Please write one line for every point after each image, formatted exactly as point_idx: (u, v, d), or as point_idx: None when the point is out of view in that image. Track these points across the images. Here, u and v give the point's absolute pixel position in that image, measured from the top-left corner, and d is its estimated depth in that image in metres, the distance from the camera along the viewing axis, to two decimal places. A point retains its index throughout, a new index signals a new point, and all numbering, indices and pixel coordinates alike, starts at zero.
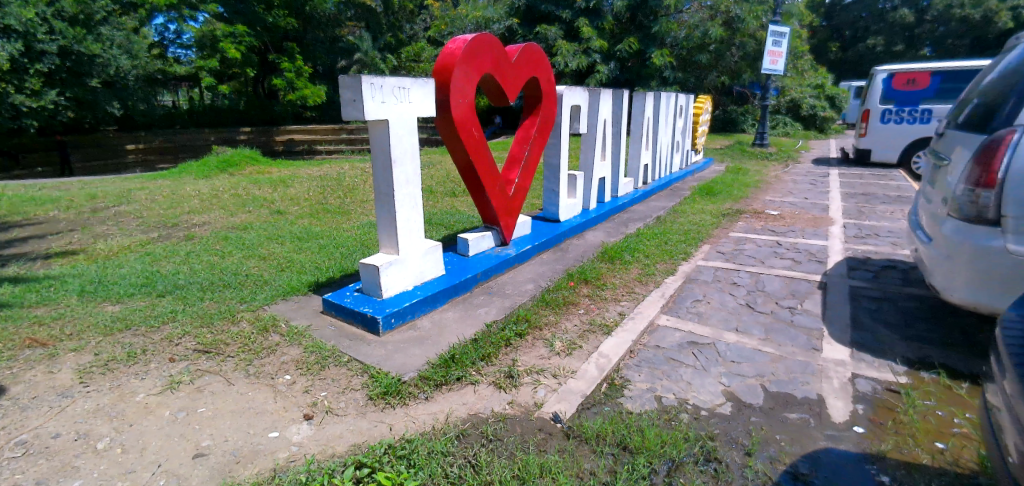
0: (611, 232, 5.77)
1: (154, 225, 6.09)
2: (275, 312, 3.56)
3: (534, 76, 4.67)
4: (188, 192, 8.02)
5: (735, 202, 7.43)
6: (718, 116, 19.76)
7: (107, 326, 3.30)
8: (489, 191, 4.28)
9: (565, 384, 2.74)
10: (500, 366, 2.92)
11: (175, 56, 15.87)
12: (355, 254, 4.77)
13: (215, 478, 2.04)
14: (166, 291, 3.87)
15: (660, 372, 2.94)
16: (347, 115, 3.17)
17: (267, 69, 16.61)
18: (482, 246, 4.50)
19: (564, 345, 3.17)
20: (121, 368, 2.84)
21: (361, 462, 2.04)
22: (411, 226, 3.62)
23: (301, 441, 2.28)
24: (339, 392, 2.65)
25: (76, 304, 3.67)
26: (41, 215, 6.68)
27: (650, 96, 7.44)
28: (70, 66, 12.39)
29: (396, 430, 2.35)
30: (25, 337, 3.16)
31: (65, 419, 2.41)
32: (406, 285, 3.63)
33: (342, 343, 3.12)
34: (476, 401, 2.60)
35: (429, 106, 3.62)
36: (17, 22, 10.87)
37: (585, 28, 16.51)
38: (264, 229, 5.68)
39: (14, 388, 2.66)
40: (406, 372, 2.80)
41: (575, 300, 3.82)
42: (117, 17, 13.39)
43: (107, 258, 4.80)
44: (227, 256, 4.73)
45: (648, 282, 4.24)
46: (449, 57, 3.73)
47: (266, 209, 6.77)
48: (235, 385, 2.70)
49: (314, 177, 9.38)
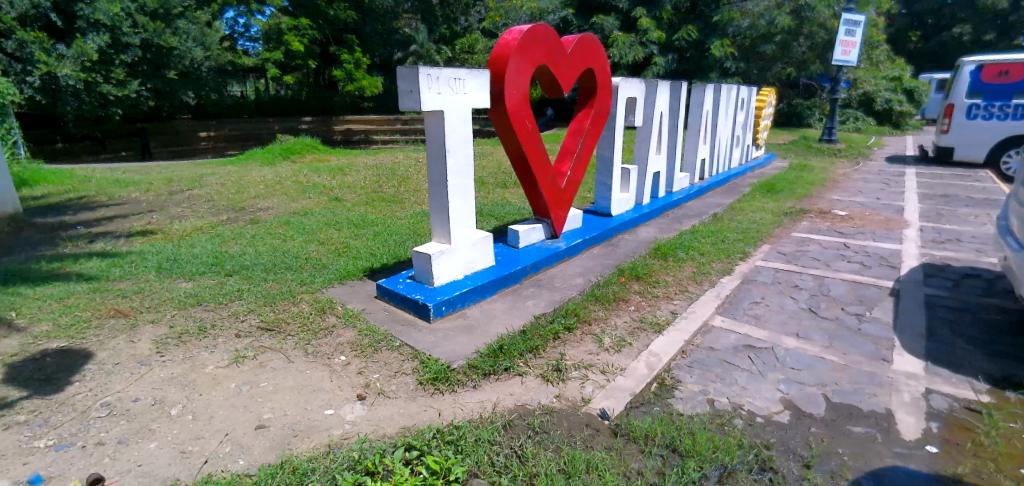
0: (664, 228, 5.63)
1: (223, 208, 6.45)
2: (332, 295, 3.69)
3: (588, 67, 4.59)
4: (254, 178, 8.44)
5: (799, 200, 7.07)
6: (782, 110, 18.81)
7: (181, 301, 3.54)
8: (540, 183, 4.25)
9: (613, 381, 2.70)
10: (548, 359, 2.91)
11: (243, 48, 16.62)
12: (408, 242, 4.87)
13: (274, 449, 2.15)
14: (233, 271, 4.09)
15: (713, 374, 2.85)
16: (403, 106, 3.23)
17: (327, 60, 17.17)
18: (532, 238, 4.50)
19: (614, 341, 3.12)
20: (193, 340, 3.04)
21: (411, 444, 2.10)
22: (462, 216, 3.64)
23: (354, 420, 2.36)
24: (391, 375, 2.72)
25: (154, 279, 3.96)
26: (124, 197, 7.24)
27: (710, 89, 7.15)
28: (151, 58, 13.26)
29: (444, 416, 2.39)
30: (110, 307, 3.45)
31: (144, 384, 2.62)
32: (456, 274, 3.67)
33: (394, 328, 3.21)
34: (523, 392, 2.60)
35: (483, 97, 3.61)
36: (105, 17, 11.62)
37: (642, 18, 16.10)
38: (323, 215, 5.90)
39: (100, 353, 2.91)
40: (455, 359, 2.84)
41: (626, 296, 3.75)
42: (192, 12, 14.12)
43: (182, 238, 5.13)
44: (288, 240, 4.94)
45: (703, 281, 4.10)
46: (503, 48, 3.71)
47: (324, 196, 7.02)
48: (295, 363, 2.83)
49: (370, 166, 9.64)
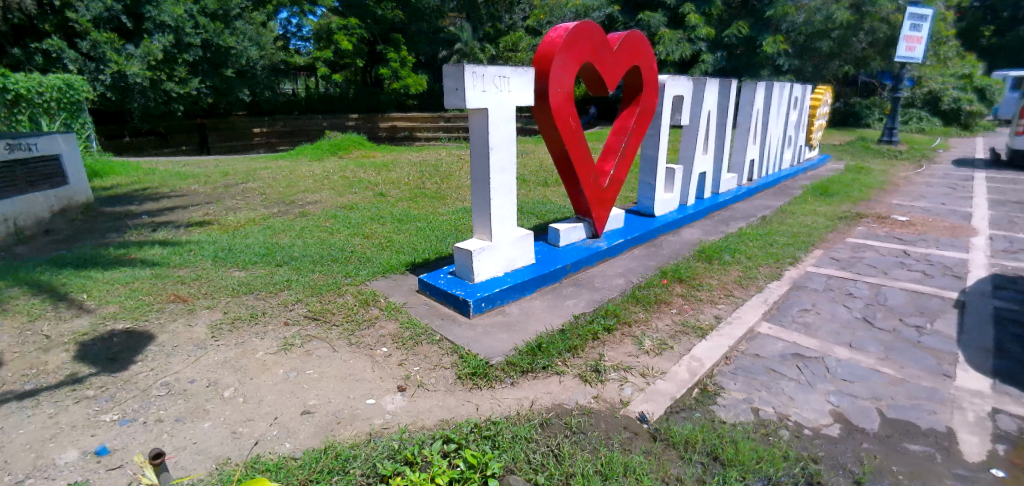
0: (709, 230, 5.47)
1: (275, 201, 6.71)
2: (375, 288, 3.78)
3: (634, 65, 4.50)
4: (303, 172, 8.75)
5: (854, 204, 6.73)
6: (838, 109, 17.95)
7: (235, 288, 3.71)
8: (582, 181, 4.20)
9: (653, 384, 2.65)
10: (586, 359, 2.88)
11: (295, 47, 17.20)
12: (449, 238, 4.94)
13: (319, 434, 2.23)
14: (282, 261, 4.26)
15: (759, 383, 2.76)
16: (448, 103, 3.27)
17: (374, 58, 17.59)
18: (573, 237, 4.47)
19: (654, 344, 3.07)
20: (245, 326, 3.19)
21: (449, 437, 2.13)
22: (504, 213, 3.65)
23: (394, 410, 2.42)
24: (430, 368, 2.77)
25: (211, 267, 4.17)
26: (184, 189, 7.65)
27: (761, 87, 6.89)
28: (210, 57, 13.92)
29: (482, 411, 2.42)
30: (171, 292, 3.65)
31: (200, 367, 2.76)
32: (496, 271, 3.69)
33: (435, 322, 3.26)
34: (561, 391, 2.59)
35: (527, 95, 3.61)
36: (170, 18, 12.41)
37: (690, 14, 15.68)
38: (368, 210, 6.05)
39: (161, 335, 3.09)
40: (494, 355, 2.86)
41: (668, 299, 3.68)
42: (249, 12, 14.62)
43: (236, 229, 5.37)
44: (335, 233, 5.10)
45: (750, 286, 3.97)
46: (549, 45, 3.69)
47: (369, 191, 7.20)
48: (339, 352, 2.92)
49: (414, 163, 9.82)
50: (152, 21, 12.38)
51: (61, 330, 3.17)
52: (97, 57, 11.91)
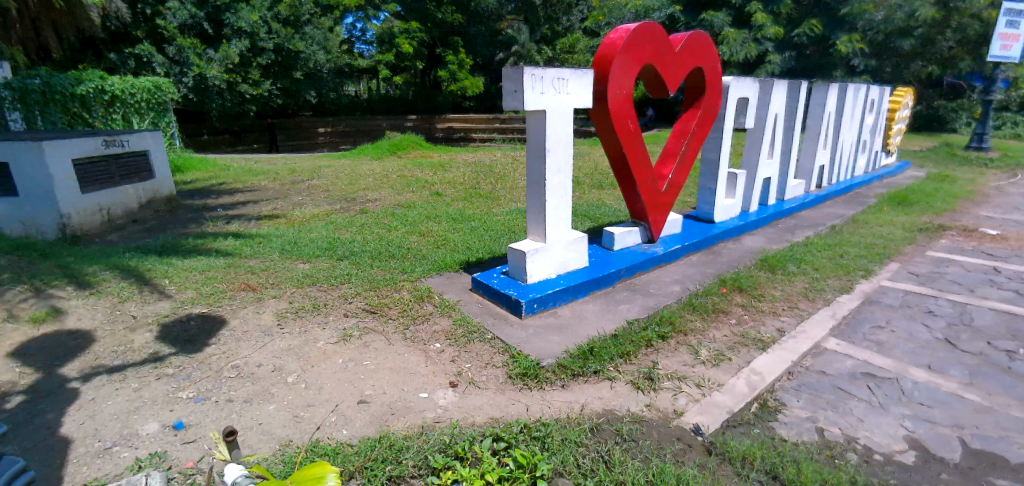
0: (773, 238, 5.23)
1: (337, 198, 7.01)
2: (430, 284, 3.87)
3: (697, 66, 4.37)
4: (364, 171, 9.07)
5: (937, 215, 6.24)
6: (920, 112, 16.69)
7: (299, 280, 3.90)
8: (639, 185, 4.12)
9: (709, 396, 2.57)
10: (639, 366, 2.83)
11: (360, 50, 17.85)
12: (503, 238, 4.97)
13: (373, 424, 2.31)
14: (343, 256, 4.43)
15: (824, 401, 2.60)
16: (507, 105, 3.29)
17: (434, 61, 17.98)
18: (628, 241, 4.40)
19: (711, 354, 2.96)
20: (308, 316, 3.35)
21: (499, 435, 2.15)
22: (558, 215, 3.64)
23: (446, 405, 2.47)
24: (482, 366, 2.80)
25: (278, 259, 4.40)
26: (255, 184, 8.13)
27: (834, 88, 6.51)
28: (281, 61, 14.68)
29: (532, 411, 2.42)
30: (242, 281, 3.89)
31: (266, 352, 2.92)
32: (549, 273, 3.69)
33: (487, 321, 3.29)
34: (612, 397, 2.55)
35: (585, 97, 3.58)
36: (246, 24, 13.17)
37: (757, 13, 15.03)
38: (425, 208, 6.20)
39: (233, 320, 3.30)
40: (545, 357, 2.86)
41: (727, 308, 3.54)
42: (318, 18, 15.23)
43: (301, 223, 5.64)
44: (392, 230, 5.25)
45: (816, 299, 3.75)
46: (609, 47, 3.65)
47: (426, 191, 7.36)
48: (395, 346, 3.00)
49: (470, 163, 9.97)
50: (230, 27, 13.22)
51: (145, 311, 3.45)
52: (182, 61, 12.88)
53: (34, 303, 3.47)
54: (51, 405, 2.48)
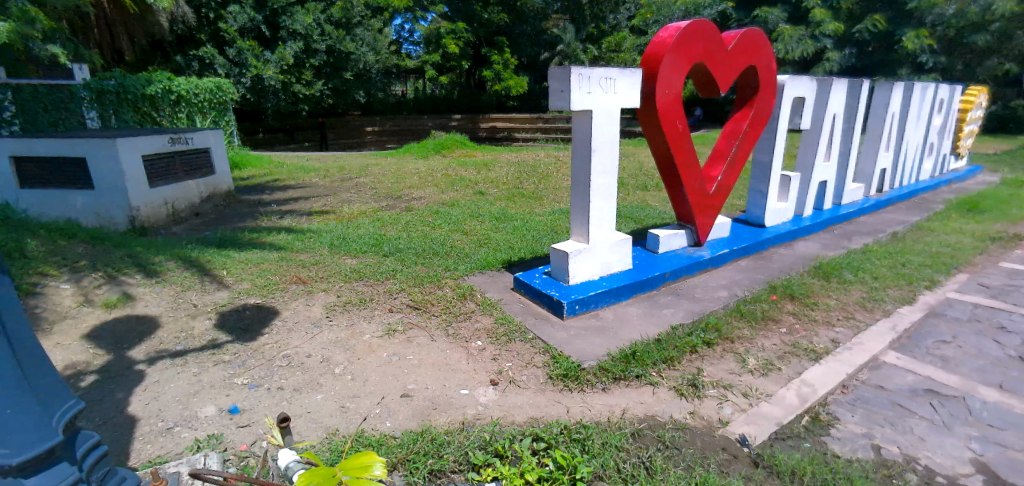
0: (828, 244, 5.00)
1: (384, 195, 7.18)
2: (473, 283, 3.91)
3: (750, 65, 4.23)
4: (410, 170, 9.25)
5: (1012, 223, 5.80)
6: (995, 112, 15.53)
7: (347, 274, 4.03)
8: (687, 186, 4.02)
9: (756, 406, 2.48)
10: (683, 373, 2.76)
11: (407, 51, 18.21)
12: (545, 238, 4.97)
13: (416, 418, 2.36)
14: (389, 252, 4.55)
15: (881, 417, 2.47)
16: (553, 105, 3.29)
17: (479, 61, 18.13)
18: (674, 244, 4.31)
19: (759, 363, 2.86)
20: (355, 309, 3.46)
21: (539, 436, 2.15)
22: (602, 216, 3.60)
23: (486, 402, 2.49)
24: (522, 366, 2.81)
25: (327, 254, 4.56)
26: (307, 181, 8.45)
27: (899, 87, 6.15)
28: (333, 62, 15.15)
29: (572, 413, 2.41)
30: (293, 274, 4.05)
31: (316, 343, 3.03)
32: (591, 274, 3.66)
33: (528, 321, 3.30)
34: (654, 403, 2.51)
35: (633, 97, 3.53)
36: (302, 27, 13.76)
37: (815, 8, 14.38)
38: (468, 207, 6.27)
39: (285, 312, 3.44)
40: (586, 359, 2.84)
41: (777, 316, 3.41)
42: (368, 20, 15.50)
43: (349, 220, 5.82)
44: (436, 228, 5.34)
45: (874, 309, 3.56)
46: (659, 46, 3.58)
47: (469, 189, 7.44)
48: (437, 342, 3.06)
49: (513, 163, 10.00)
50: (286, 30, 13.78)
51: (205, 300, 3.65)
52: (241, 63, 13.55)
53: (106, 289, 3.72)
54: (120, 385, 2.66)
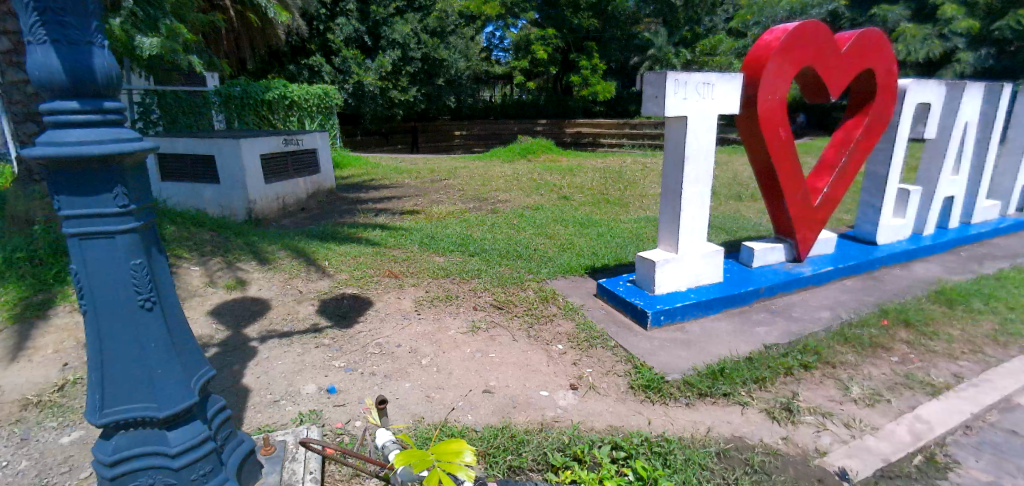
0: (953, 267, 4.47)
1: (471, 197, 7.41)
2: (555, 287, 3.94)
3: (867, 68, 3.90)
4: (497, 173, 9.46)
5: None
6: None
7: (436, 271, 4.21)
8: (788, 197, 3.78)
9: (860, 439, 2.28)
10: (776, 395, 2.60)
11: (497, 57, 18.67)
12: (629, 246, 4.88)
13: (497, 414, 2.43)
14: (474, 252, 4.69)
15: (1014, 467, 2.19)
16: (646, 111, 3.24)
17: (567, 66, 18.15)
18: (770, 259, 4.07)
19: (864, 392, 2.63)
20: (442, 305, 3.61)
21: (619, 445, 2.13)
22: (693, 226, 3.48)
23: (566, 406, 2.50)
24: (603, 373, 2.79)
25: (418, 251, 4.79)
26: (401, 182, 8.92)
27: None
28: (427, 69, 15.87)
29: (653, 425, 2.36)
30: (387, 269, 4.31)
31: (405, 335, 3.21)
32: (679, 285, 3.55)
33: (611, 328, 3.27)
34: (743, 424, 2.39)
35: (732, 103, 3.39)
36: (400, 36, 14.56)
37: (945, 4, 12.91)
38: (553, 211, 6.32)
39: (378, 303, 3.68)
40: (670, 371, 2.76)
41: (889, 344, 3.11)
42: (462, 29, 16.22)
43: (438, 220, 6.07)
44: (521, 231, 5.43)
45: (1010, 345, 3.14)
46: (763, 49, 3.41)
47: (554, 194, 7.49)
48: (519, 342, 3.11)
49: (598, 168, 9.91)
50: (386, 39, 14.67)
51: (310, 288, 3.98)
52: (345, 71, 14.60)
53: (227, 273, 4.18)
54: (237, 358, 2.98)
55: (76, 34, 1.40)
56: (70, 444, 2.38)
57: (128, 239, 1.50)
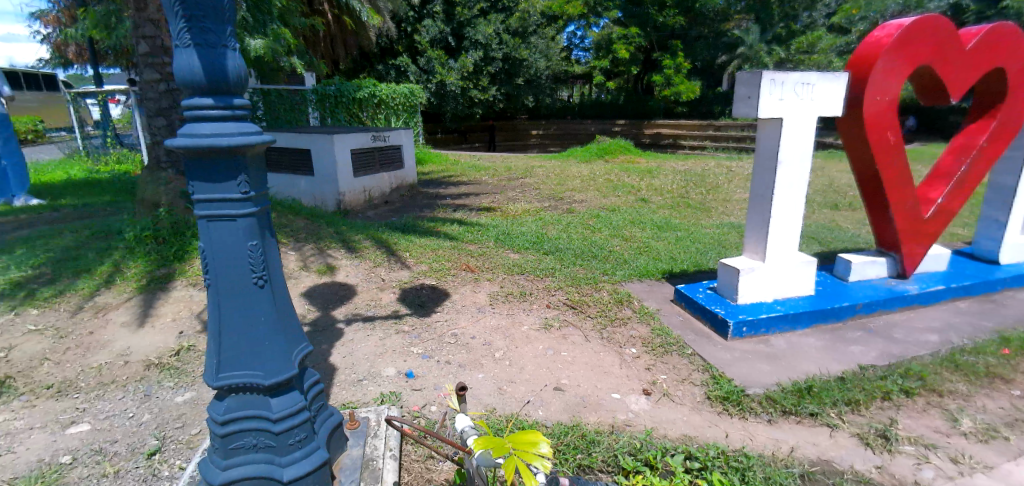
0: None
1: (547, 196, 7.45)
2: (630, 289, 3.88)
3: (998, 66, 3.50)
4: (573, 173, 9.43)
5: None
6: None
7: (510, 268, 4.29)
8: (894, 207, 3.47)
9: (970, 477, 2.06)
10: (871, 420, 2.41)
11: (577, 57, 18.55)
12: (710, 252, 4.70)
13: (567, 412, 2.44)
14: (549, 251, 4.72)
15: None
16: (738, 111, 3.10)
17: (649, 66, 17.70)
18: (869, 273, 3.75)
19: (977, 427, 2.37)
20: (516, 301, 3.68)
21: (693, 455, 2.07)
22: (784, 233, 3.29)
23: (638, 410, 2.47)
24: (678, 381, 2.72)
25: (494, 247, 4.89)
26: (479, 179, 9.15)
27: None
28: (507, 69, 16.09)
29: (731, 439, 2.27)
30: (463, 263, 4.45)
31: (480, 327, 3.30)
32: (764, 296, 3.37)
33: (688, 336, 3.17)
34: (831, 447, 2.23)
35: (834, 104, 3.17)
36: (482, 37, 14.86)
37: None
38: (629, 213, 6.21)
39: (455, 295, 3.80)
40: (751, 385, 2.64)
41: (1009, 375, 2.77)
42: (543, 29, 16.30)
43: (514, 217, 6.16)
44: (596, 232, 5.39)
45: None
46: (873, 46, 3.16)
47: (632, 196, 7.35)
48: (591, 343, 3.10)
49: (679, 171, 9.60)
50: (469, 40, 15.03)
51: (392, 277, 4.20)
52: (429, 70, 15.13)
53: (319, 258, 4.50)
54: (325, 338, 3.21)
55: (214, 38, 1.57)
56: (183, 403, 2.67)
57: (247, 222, 1.67)
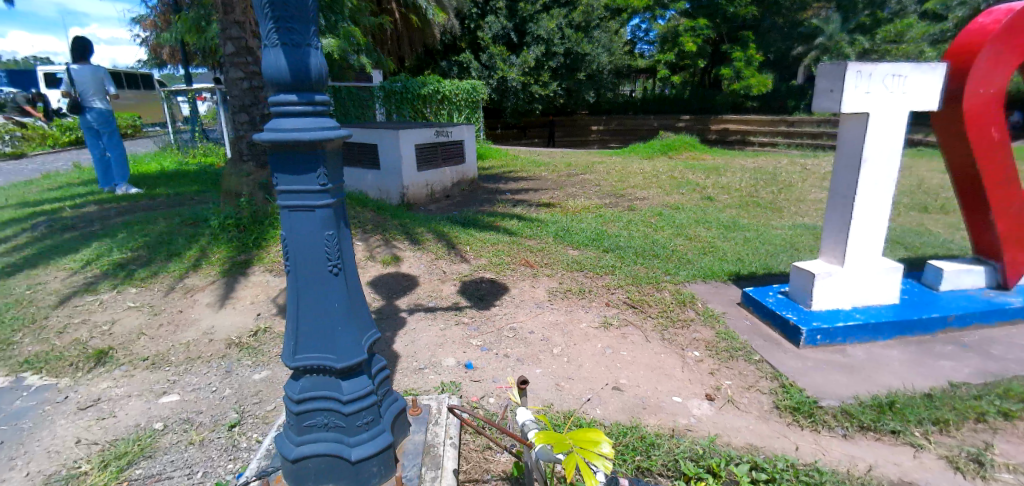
0: None
1: (607, 193, 7.34)
2: (694, 291, 3.76)
3: None
4: (635, 170, 9.23)
5: None
6: None
7: (569, 264, 4.27)
8: (997, 210, 3.16)
9: None
10: (962, 443, 2.21)
11: (641, 50, 18.07)
12: (782, 255, 4.47)
13: (626, 412, 2.41)
14: (609, 248, 4.66)
15: None
16: (818, 106, 2.92)
17: (718, 58, 16.98)
18: (965, 283, 3.44)
19: None
20: (575, 298, 3.66)
21: (760, 466, 1.99)
22: (867, 237, 3.08)
23: (700, 416, 2.40)
24: (744, 387, 2.62)
25: (552, 243, 4.89)
26: (539, 174, 9.15)
27: None
28: (569, 64, 15.94)
29: (802, 452, 2.16)
30: (522, 258, 4.47)
31: (538, 323, 3.32)
32: (842, 303, 3.17)
33: (756, 341, 3.04)
34: (914, 468, 2.07)
35: (929, 97, 2.92)
36: (544, 32, 14.80)
37: None
38: (694, 212, 6.01)
39: (513, 289, 3.84)
40: (825, 397, 2.51)
41: None
42: (606, 22, 16.00)
43: (573, 214, 6.11)
44: (658, 230, 5.26)
45: None
46: (977, 34, 2.88)
47: (697, 194, 7.10)
48: (652, 344, 3.04)
49: (748, 169, 9.17)
50: (531, 35, 15.02)
51: (452, 270, 4.29)
52: (491, 66, 15.25)
53: (384, 249, 4.67)
54: (389, 326, 3.33)
55: (299, 38, 1.67)
56: (260, 381, 2.87)
57: (325, 213, 1.76)
